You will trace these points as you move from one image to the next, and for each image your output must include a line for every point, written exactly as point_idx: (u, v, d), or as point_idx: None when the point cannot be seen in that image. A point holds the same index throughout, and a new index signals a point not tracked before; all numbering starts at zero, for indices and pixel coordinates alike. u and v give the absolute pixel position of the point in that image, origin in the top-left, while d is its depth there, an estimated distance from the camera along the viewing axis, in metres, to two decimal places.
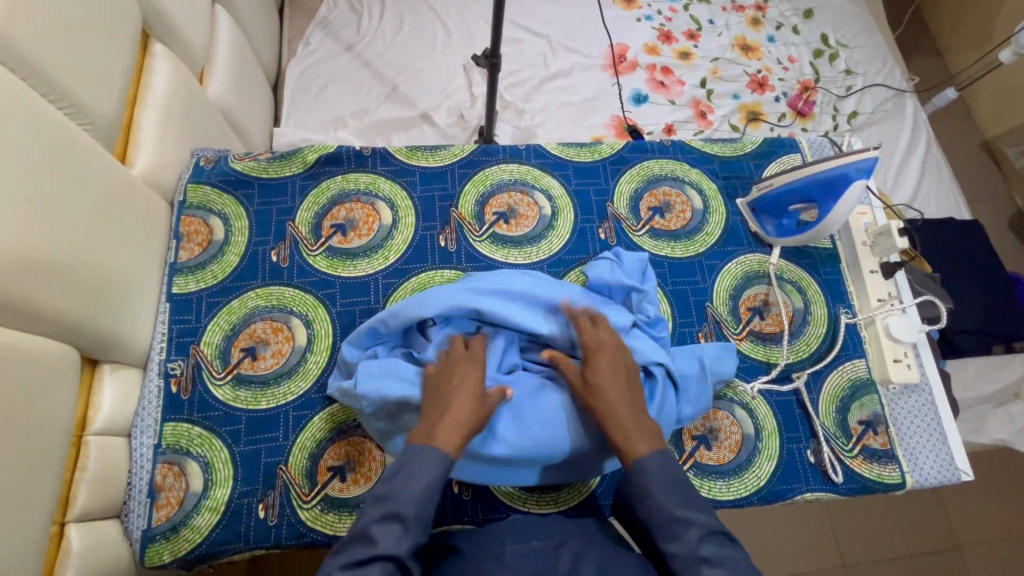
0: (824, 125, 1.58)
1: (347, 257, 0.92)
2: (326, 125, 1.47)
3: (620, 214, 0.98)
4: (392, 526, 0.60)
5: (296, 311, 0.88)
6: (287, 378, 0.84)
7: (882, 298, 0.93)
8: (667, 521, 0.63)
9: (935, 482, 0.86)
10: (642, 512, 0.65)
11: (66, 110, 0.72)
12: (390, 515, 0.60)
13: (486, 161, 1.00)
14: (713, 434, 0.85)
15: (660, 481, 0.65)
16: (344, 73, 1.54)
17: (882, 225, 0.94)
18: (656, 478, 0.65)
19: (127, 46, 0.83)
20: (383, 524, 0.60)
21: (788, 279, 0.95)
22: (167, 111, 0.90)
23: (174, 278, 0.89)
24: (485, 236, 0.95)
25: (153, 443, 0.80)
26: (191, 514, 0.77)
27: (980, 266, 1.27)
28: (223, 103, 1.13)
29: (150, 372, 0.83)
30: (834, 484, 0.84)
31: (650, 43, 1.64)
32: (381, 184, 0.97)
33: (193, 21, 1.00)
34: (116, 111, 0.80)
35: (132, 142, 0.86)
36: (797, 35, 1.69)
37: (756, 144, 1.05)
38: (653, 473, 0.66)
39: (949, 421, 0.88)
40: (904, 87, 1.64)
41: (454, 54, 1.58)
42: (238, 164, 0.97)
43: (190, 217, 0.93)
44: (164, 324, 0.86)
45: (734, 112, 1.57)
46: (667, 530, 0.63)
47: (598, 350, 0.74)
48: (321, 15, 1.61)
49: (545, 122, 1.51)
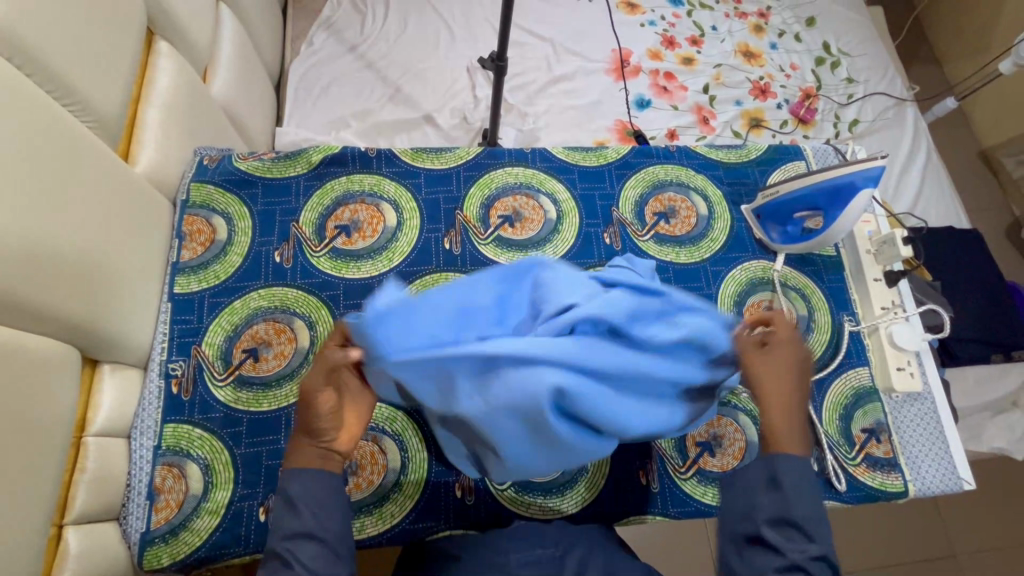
0: (826, 133, 1.58)
1: (351, 259, 0.91)
2: (329, 125, 1.46)
3: (625, 219, 0.97)
4: (275, 562, 0.56)
5: (299, 312, 0.88)
6: (289, 380, 0.84)
7: (886, 307, 0.93)
8: (782, 521, 0.59)
9: (938, 491, 0.86)
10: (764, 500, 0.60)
11: (71, 107, 0.71)
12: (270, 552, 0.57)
13: (491, 163, 0.99)
14: (717, 441, 0.85)
15: (799, 479, 0.60)
16: (347, 73, 1.53)
17: (886, 234, 0.94)
18: (793, 473, 0.61)
19: (131, 42, 0.82)
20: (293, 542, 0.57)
21: (792, 286, 0.95)
22: (171, 109, 0.89)
23: (176, 278, 0.88)
24: (490, 239, 0.94)
25: (153, 444, 0.79)
26: (191, 517, 0.76)
27: (979, 275, 1.28)
28: (226, 102, 1.13)
29: (150, 373, 0.82)
30: (838, 492, 0.84)
31: (654, 49, 1.64)
32: (386, 186, 0.97)
33: (197, 19, 0.99)
34: (120, 108, 0.80)
35: (136, 140, 0.85)
36: (800, 42, 1.70)
37: (761, 151, 1.06)
38: (791, 473, 0.61)
39: (951, 430, 0.88)
40: (904, 96, 1.65)
41: (457, 56, 1.58)
42: (241, 164, 0.96)
43: (193, 217, 0.92)
44: (165, 324, 0.85)
45: (737, 119, 1.57)
46: (778, 527, 0.59)
47: (783, 341, 0.65)
48: (324, 15, 1.61)
49: (548, 126, 1.51)
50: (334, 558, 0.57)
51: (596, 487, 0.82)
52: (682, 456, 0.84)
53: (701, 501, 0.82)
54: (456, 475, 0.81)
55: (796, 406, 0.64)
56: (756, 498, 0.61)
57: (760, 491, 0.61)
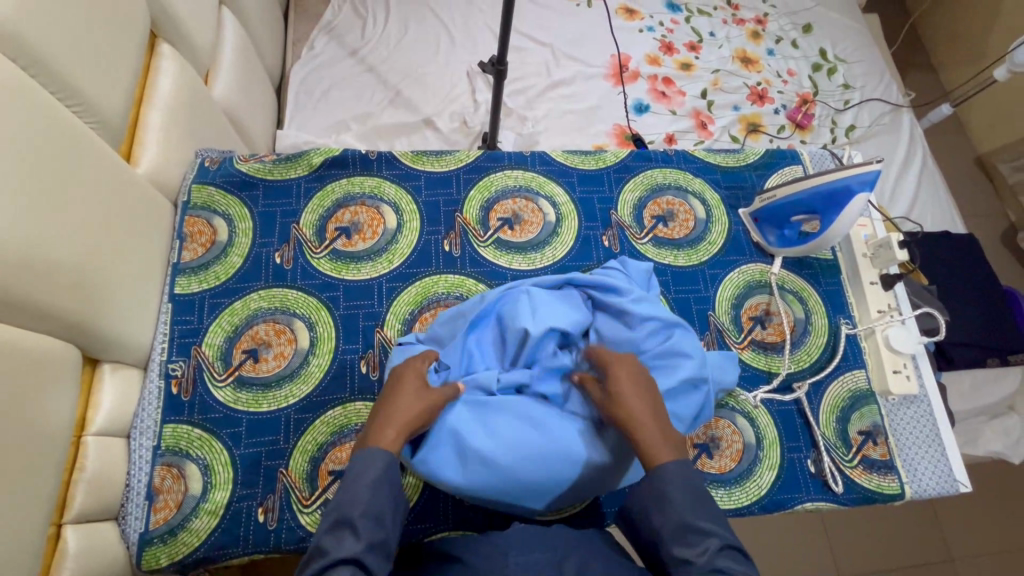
0: (823, 138, 1.60)
1: (351, 260, 0.92)
2: (329, 128, 1.47)
3: (623, 222, 0.98)
4: (338, 535, 0.57)
5: (299, 313, 0.88)
6: (288, 380, 0.84)
7: (882, 310, 0.94)
8: (680, 530, 0.61)
9: (934, 493, 0.86)
10: (657, 518, 0.62)
11: (74, 108, 0.72)
12: (336, 523, 0.58)
13: (491, 166, 1.00)
14: (715, 443, 0.85)
15: (681, 488, 0.62)
16: (348, 77, 1.54)
17: (882, 238, 0.95)
18: (675, 480, 0.63)
19: (134, 44, 0.83)
20: (333, 535, 0.58)
21: (789, 289, 0.96)
22: (173, 111, 0.90)
23: (176, 279, 0.88)
24: (490, 242, 0.95)
25: (153, 444, 0.79)
26: (189, 517, 0.76)
27: (975, 279, 1.29)
28: (228, 104, 1.13)
29: (150, 373, 0.82)
30: (834, 494, 0.84)
31: (652, 54, 1.65)
32: (386, 188, 0.97)
33: (200, 22, 1.00)
34: (122, 109, 0.80)
35: (138, 141, 0.85)
36: (796, 49, 1.72)
37: (758, 155, 1.07)
38: (674, 479, 0.63)
39: (947, 433, 0.89)
40: (900, 103, 1.67)
41: (458, 60, 1.59)
42: (243, 165, 0.97)
43: (194, 218, 0.93)
44: (165, 324, 0.85)
45: (734, 124, 1.59)
46: (677, 536, 0.60)
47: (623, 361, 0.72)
48: (326, 19, 1.62)
49: (548, 129, 1.52)
50: (384, 550, 0.59)
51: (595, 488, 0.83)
52: None
53: None
54: None
55: (656, 419, 0.67)
56: (653, 521, 0.63)
57: (654, 511, 0.63)
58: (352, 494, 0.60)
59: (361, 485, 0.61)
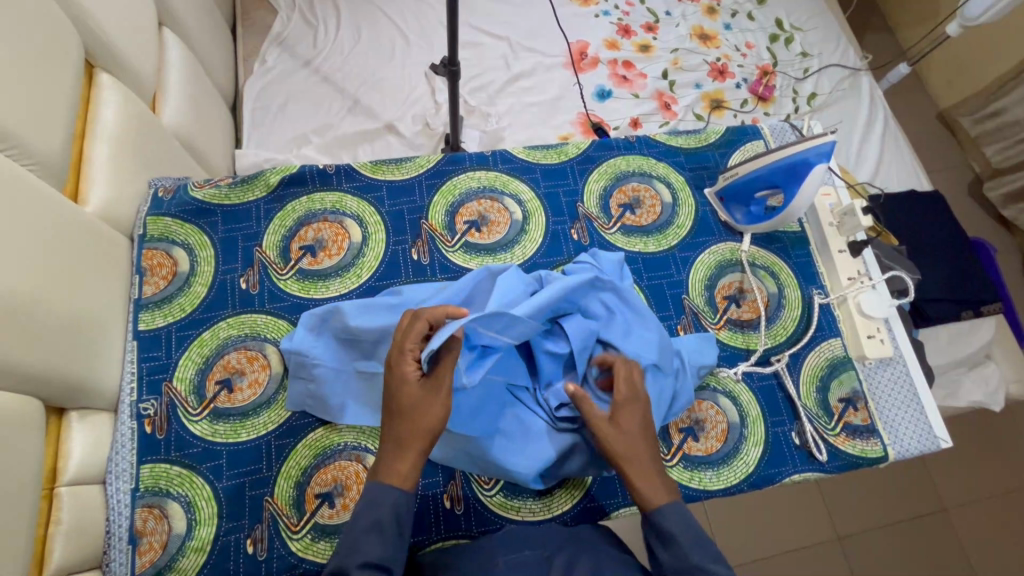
0: (785, 109, 1.60)
1: (318, 279, 0.90)
2: (289, 143, 1.44)
3: (591, 213, 0.98)
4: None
5: (270, 338, 0.87)
6: (265, 408, 0.83)
7: (852, 277, 0.95)
8: (683, 557, 0.62)
9: (916, 452, 0.87)
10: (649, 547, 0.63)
11: (9, 152, 0.68)
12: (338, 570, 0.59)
13: (453, 169, 0.99)
14: (699, 425, 0.85)
15: (683, 528, 0.63)
16: (304, 88, 1.51)
17: (846, 205, 0.96)
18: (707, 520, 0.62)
19: (69, 79, 0.79)
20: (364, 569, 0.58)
21: (760, 265, 0.96)
22: (118, 143, 0.87)
23: (139, 315, 0.86)
24: (458, 246, 0.94)
25: (131, 488, 0.77)
26: (176, 556, 0.75)
27: (942, 236, 1.31)
28: (180, 129, 1.10)
29: (121, 415, 0.80)
30: (820, 463, 0.85)
31: (610, 39, 1.64)
32: (348, 202, 0.96)
33: (138, 47, 0.97)
34: (62, 148, 0.77)
35: (84, 178, 0.82)
36: (752, 21, 1.72)
37: (719, 134, 1.07)
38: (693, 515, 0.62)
39: (925, 391, 0.90)
40: (859, 66, 1.68)
41: (415, 62, 1.57)
42: (197, 192, 0.95)
43: (152, 250, 0.90)
44: (132, 363, 0.83)
45: (697, 102, 1.59)
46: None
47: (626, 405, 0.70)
48: (275, 31, 1.58)
49: (511, 124, 1.51)
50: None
51: (584, 482, 0.83)
52: (667, 444, 0.84)
53: (689, 487, 0.82)
54: (444, 486, 0.81)
55: (656, 467, 0.67)
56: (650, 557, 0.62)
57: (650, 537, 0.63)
58: (351, 542, 0.59)
59: (365, 535, 0.60)
